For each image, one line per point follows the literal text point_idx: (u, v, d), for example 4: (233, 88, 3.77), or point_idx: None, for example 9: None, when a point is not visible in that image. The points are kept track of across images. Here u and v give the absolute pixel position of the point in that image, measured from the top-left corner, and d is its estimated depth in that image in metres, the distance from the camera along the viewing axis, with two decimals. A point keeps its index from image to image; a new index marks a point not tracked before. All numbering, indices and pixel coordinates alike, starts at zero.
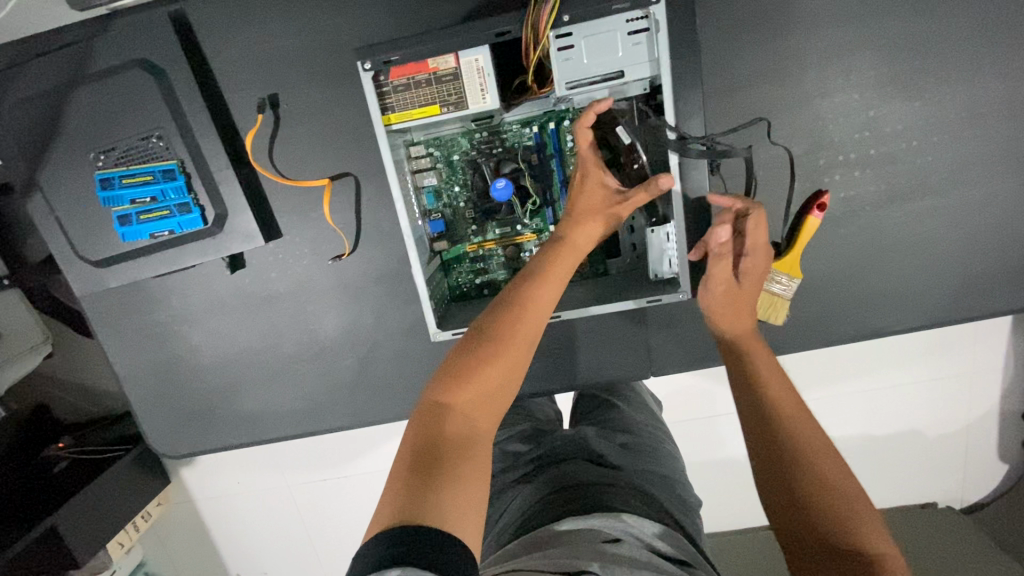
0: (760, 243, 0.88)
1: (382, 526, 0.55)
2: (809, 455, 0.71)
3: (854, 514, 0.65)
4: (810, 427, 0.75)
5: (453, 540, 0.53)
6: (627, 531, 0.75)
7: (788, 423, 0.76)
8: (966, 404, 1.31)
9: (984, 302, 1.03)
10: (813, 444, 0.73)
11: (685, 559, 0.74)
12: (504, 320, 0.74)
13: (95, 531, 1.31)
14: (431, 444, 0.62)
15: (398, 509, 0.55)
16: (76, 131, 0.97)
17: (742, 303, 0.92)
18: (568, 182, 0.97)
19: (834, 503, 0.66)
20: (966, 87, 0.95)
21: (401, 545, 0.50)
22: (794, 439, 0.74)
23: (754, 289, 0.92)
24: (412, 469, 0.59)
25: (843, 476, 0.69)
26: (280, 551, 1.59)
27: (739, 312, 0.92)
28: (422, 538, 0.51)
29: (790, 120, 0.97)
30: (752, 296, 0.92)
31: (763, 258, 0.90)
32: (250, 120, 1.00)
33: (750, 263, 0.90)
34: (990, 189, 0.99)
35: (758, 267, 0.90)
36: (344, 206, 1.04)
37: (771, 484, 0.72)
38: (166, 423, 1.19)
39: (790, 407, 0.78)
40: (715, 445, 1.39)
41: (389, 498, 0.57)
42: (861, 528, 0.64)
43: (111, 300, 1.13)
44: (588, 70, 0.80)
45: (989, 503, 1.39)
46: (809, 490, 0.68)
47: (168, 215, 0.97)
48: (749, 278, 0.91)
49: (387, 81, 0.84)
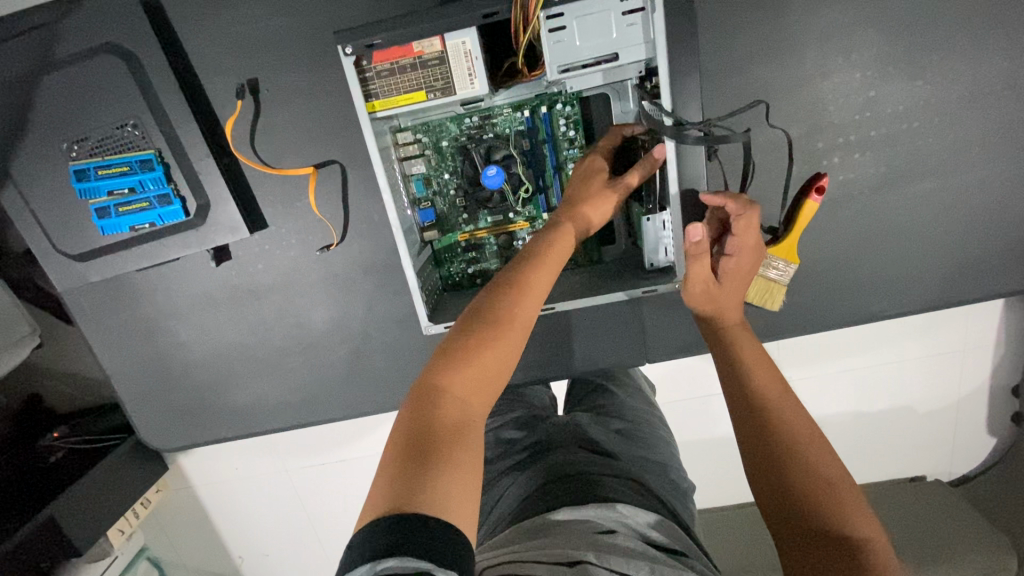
0: (748, 246, 0.86)
1: (376, 511, 0.54)
2: (798, 442, 0.71)
3: (843, 498, 0.65)
4: (795, 413, 0.75)
5: (448, 531, 0.52)
6: (620, 517, 0.75)
7: (774, 411, 0.75)
8: (956, 382, 1.31)
9: (981, 283, 1.03)
10: (799, 431, 0.72)
11: (680, 549, 0.73)
12: (500, 302, 0.72)
13: (95, 523, 1.31)
14: (424, 429, 0.60)
15: (393, 495, 0.54)
16: (47, 119, 0.93)
17: (727, 301, 0.90)
18: (561, 168, 0.94)
19: (823, 487, 0.66)
20: (968, 64, 0.92)
21: (391, 536, 0.50)
22: (783, 427, 0.73)
23: (739, 287, 0.90)
24: (405, 455, 0.58)
25: (831, 462, 0.69)
26: (279, 535, 1.60)
27: (725, 308, 0.90)
28: (414, 528, 0.51)
29: (789, 101, 0.94)
30: (738, 292, 0.90)
31: (749, 260, 0.87)
32: (230, 106, 0.96)
33: (735, 262, 0.87)
34: (990, 169, 0.97)
35: (744, 268, 0.88)
36: (331, 196, 1.01)
37: (759, 470, 0.71)
38: (157, 417, 1.18)
39: (778, 395, 0.77)
40: (708, 426, 1.40)
41: (381, 486, 0.56)
42: (849, 512, 0.64)
43: (94, 294, 1.10)
44: (581, 53, 0.77)
45: (975, 476, 1.42)
46: (798, 473, 0.68)
47: (148, 207, 0.95)
48: (732, 278, 0.89)
49: (370, 66, 0.80)
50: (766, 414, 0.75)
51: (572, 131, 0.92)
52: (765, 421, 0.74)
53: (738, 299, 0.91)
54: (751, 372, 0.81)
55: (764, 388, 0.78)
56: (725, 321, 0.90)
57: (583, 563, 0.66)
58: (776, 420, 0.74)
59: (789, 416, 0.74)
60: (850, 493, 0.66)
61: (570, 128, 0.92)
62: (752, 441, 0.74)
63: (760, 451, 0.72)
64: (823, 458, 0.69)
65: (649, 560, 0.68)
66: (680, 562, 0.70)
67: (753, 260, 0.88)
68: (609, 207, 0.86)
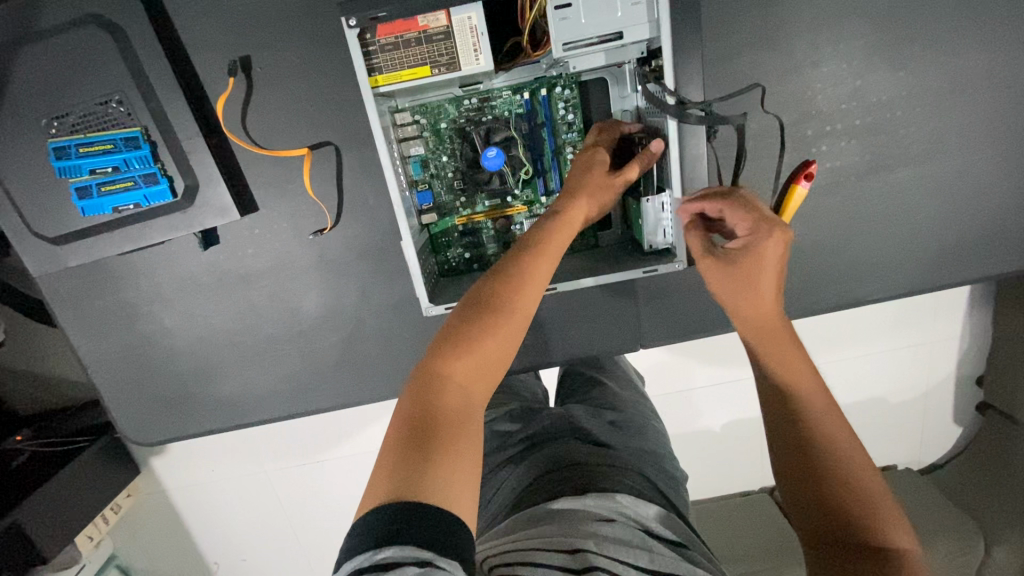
0: (751, 221, 0.75)
1: (379, 497, 0.57)
2: (832, 442, 0.66)
3: (876, 509, 0.62)
4: (834, 416, 0.68)
5: (450, 518, 0.55)
6: (618, 506, 0.77)
7: (806, 402, 0.69)
8: (929, 370, 1.37)
9: (956, 271, 1.07)
10: (834, 432, 0.66)
11: (678, 539, 0.75)
12: (506, 301, 0.72)
13: (63, 526, 1.25)
14: (428, 425, 0.62)
15: (395, 482, 0.57)
16: (25, 94, 0.89)
17: (745, 285, 0.74)
18: (559, 151, 0.95)
19: (860, 499, 0.62)
20: (947, 57, 0.96)
21: (395, 524, 0.53)
22: (812, 425, 0.67)
23: (767, 276, 0.74)
24: (407, 449, 0.60)
25: (867, 467, 0.64)
26: (257, 539, 1.56)
27: (758, 295, 0.74)
28: (415, 514, 0.54)
29: (781, 89, 0.96)
30: (766, 280, 0.74)
31: (762, 238, 0.73)
32: (220, 83, 0.94)
33: (754, 244, 0.74)
34: (967, 159, 1.01)
35: (769, 248, 0.73)
36: (325, 177, 0.99)
37: (789, 471, 0.67)
38: (135, 411, 1.13)
39: (813, 387, 0.69)
40: (693, 416, 1.44)
41: (382, 471, 0.59)
42: (884, 523, 0.61)
43: (71, 280, 1.05)
44: (586, 31, 0.76)
45: (942, 464, 1.49)
46: (831, 476, 0.64)
47: (133, 186, 0.91)
48: (746, 257, 0.74)
49: (373, 40, 0.78)
50: (792, 406, 0.69)
51: (571, 115, 0.93)
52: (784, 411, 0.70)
53: (768, 288, 0.74)
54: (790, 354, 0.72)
55: (789, 373, 0.71)
56: (765, 316, 0.74)
57: (582, 551, 0.69)
58: (801, 412, 0.68)
59: (820, 413, 0.68)
60: (885, 503, 0.62)
61: (568, 112, 0.93)
62: (779, 428, 0.70)
63: (788, 445, 0.68)
64: (860, 466, 0.64)
65: (647, 551, 0.70)
66: (677, 553, 0.72)
67: (766, 238, 0.73)
68: (607, 200, 0.84)
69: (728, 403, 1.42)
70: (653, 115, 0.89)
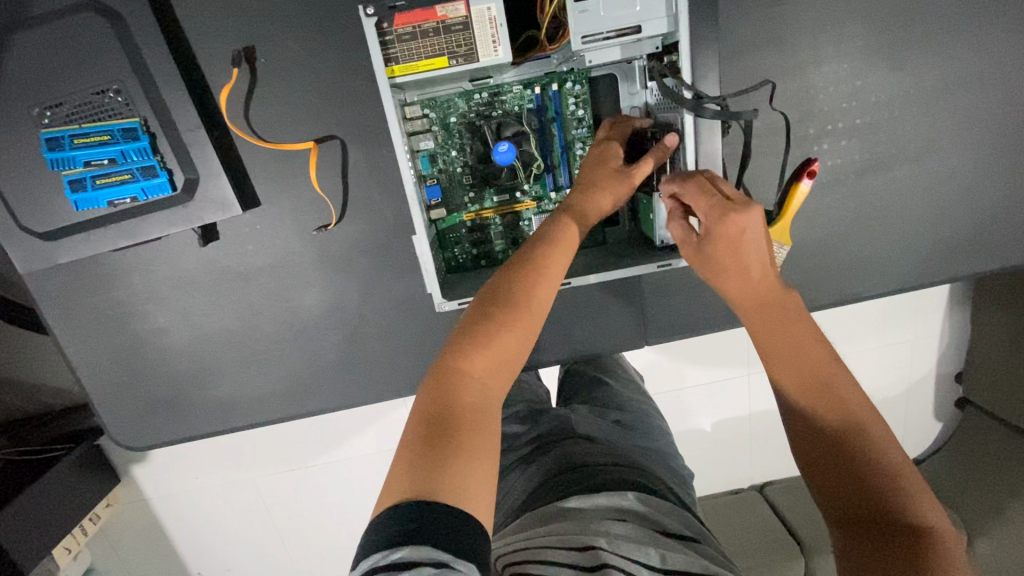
0: (707, 203, 0.74)
1: (396, 498, 0.56)
2: (852, 418, 0.65)
3: (903, 483, 0.62)
4: (849, 389, 0.67)
5: (466, 518, 0.53)
6: (631, 504, 0.76)
7: (827, 381, 0.68)
8: (917, 366, 1.41)
9: (947, 268, 1.10)
10: (854, 406, 0.66)
11: (693, 535, 0.74)
12: (521, 287, 0.72)
13: (41, 538, 1.19)
14: (447, 419, 0.61)
15: (413, 480, 0.56)
16: (16, 84, 0.85)
17: (727, 267, 0.75)
18: (569, 147, 0.95)
19: (886, 477, 0.62)
20: (942, 59, 0.99)
21: (410, 525, 0.52)
22: (827, 402, 0.67)
23: (747, 256, 0.73)
24: (428, 445, 0.59)
25: (888, 438, 0.64)
26: (246, 548, 1.51)
27: (745, 274, 0.74)
28: (433, 515, 0.52)
29: (785, 88, 0.98)
30: (749, 258, 0.73)
31: (720, 222, 0.72)
32: (223, 75, 0.91)
33: (718, 229, 0.73)
34: (959, 159, 1.04)
35: (729, 228, 0.71)
36: (329, 172, 0.97)
37: (811, 457, 0.67)
38: (124, 415, 1.09)
39: (831, 364, 0.69)
40: (690, 416, 1.45)
41: (400, 469, 0.58)
42: (913, 499, 0.61)
43: (59, 279, 1.01)
44: (604, 24, 0.77)
45: (923, 459, 1.54)
46: (857, 457, 0.64)
47: (130, 179, 0.88)
48: (714, 242, 0.74)
49: (390, 29, 0.77)
50: (809, 384, 0.69)
51: (581, 110, 0.93)
52: (793, 394, 0.70)
53: (759, 263, 0.73)
54: (804, 329, 0.71)
55: (804, 352, 0.70)
56: (756, 292, 0.73)
57: (594, 548, 0.68)
58: (820, 394, 0.68)
59: (834, 389, 0.67)
60: (910, 473, 0.63)
61: (578, 107, 0.93)
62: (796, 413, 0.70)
63: (807, 430, 0.68)
64: (882, 440, 0.64)
65: (661, 546, 0.70)
66: (693, 548, 0.71)
67: (722, 220, 0.72)
68: (620, 193, 0.83)
69: (722, 402, 1.44)
70: (666, 110, 0.89)
